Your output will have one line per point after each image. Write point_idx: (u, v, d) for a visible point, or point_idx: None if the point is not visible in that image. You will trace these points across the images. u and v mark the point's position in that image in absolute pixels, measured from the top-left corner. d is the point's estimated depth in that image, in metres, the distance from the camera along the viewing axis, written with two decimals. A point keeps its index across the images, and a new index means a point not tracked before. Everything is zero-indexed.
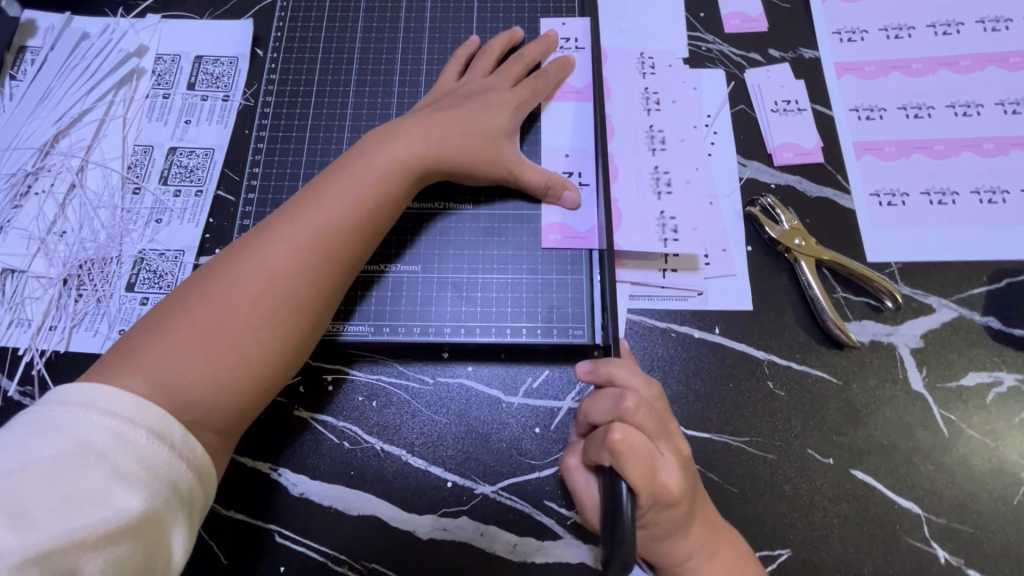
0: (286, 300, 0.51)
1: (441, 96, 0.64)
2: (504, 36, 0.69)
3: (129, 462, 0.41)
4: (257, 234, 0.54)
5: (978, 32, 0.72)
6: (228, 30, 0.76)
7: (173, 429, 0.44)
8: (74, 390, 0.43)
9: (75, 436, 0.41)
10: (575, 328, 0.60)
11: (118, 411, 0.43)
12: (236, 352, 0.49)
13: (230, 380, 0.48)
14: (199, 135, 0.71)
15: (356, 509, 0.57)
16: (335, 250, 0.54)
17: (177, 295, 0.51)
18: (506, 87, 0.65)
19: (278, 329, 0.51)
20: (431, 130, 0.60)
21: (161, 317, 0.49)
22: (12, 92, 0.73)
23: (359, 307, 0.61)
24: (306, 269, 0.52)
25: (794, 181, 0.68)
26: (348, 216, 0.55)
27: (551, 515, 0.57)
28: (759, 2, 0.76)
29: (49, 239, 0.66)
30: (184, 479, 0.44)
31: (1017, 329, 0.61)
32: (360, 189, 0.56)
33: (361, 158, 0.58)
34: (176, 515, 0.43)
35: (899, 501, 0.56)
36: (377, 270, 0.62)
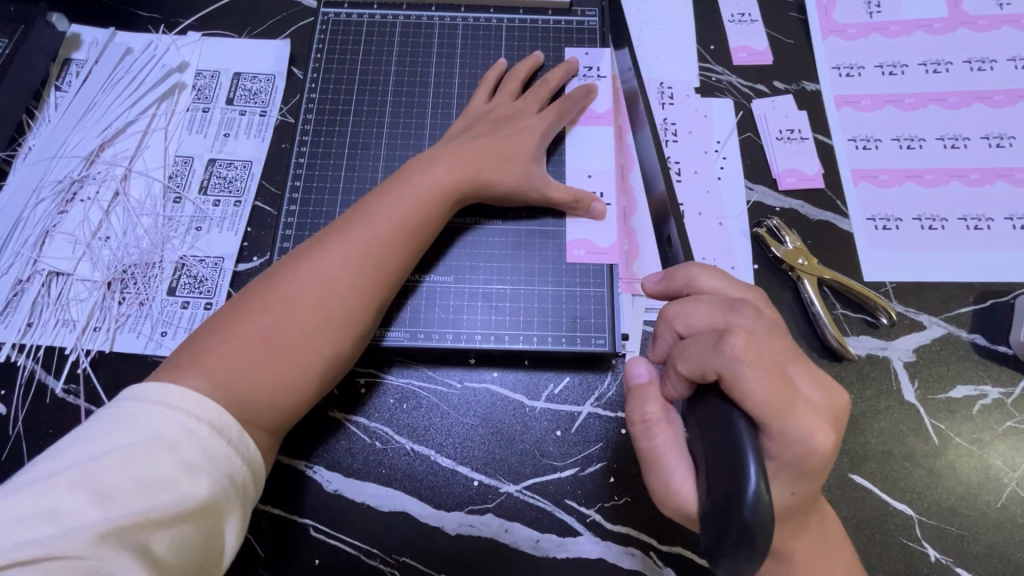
0: (339, 311, 0.55)
1: (475, 119, 0.69)
2: (532, 62, 0.73)
3: (195, 452, 0.45)
4: (312, 248, 0.58)
5: (966, 71, 0.78)
6: (266, 49, 0.80)
7: (230, 425, 0.48)
8: (144, 387, 0.47)
9: (147, 427, 0.45)
10: (597, 337, 0.64)
11: (184, 406, 0.46)
12: (294, 356, 0.53)
13: (285, 384, 0.52)
14: (238, 147, 0.75)
15: (387, 506, 0.61)
16: (383, 266, 0.58)
17: (237, 301, 0.55)
18: (533, 112, 0.70)
19: (329, 337, 0.54)
20: (470, 153, 0.64)
21: (222, 321, 0.53)
22: (58, 103, 0.76)
23: (396, 315, 0.65)
24: (356, 283, 0.56)
25: (798, 205, 0.73)
26: (395, 235, 0.59)
27: (572, 513, 0.60)
28: (765, 37, 0.81)
29: (93, 244, 0.69)
30: (239, 472, 0.47)
31: (1001, 346, 0.66)
32: (406, 210, 0.60)
33: (408, 180, 0.62)
34: (232, 504, 0.46)
35: (893, 503, 0.61)
36: (415, 280, 0.66)
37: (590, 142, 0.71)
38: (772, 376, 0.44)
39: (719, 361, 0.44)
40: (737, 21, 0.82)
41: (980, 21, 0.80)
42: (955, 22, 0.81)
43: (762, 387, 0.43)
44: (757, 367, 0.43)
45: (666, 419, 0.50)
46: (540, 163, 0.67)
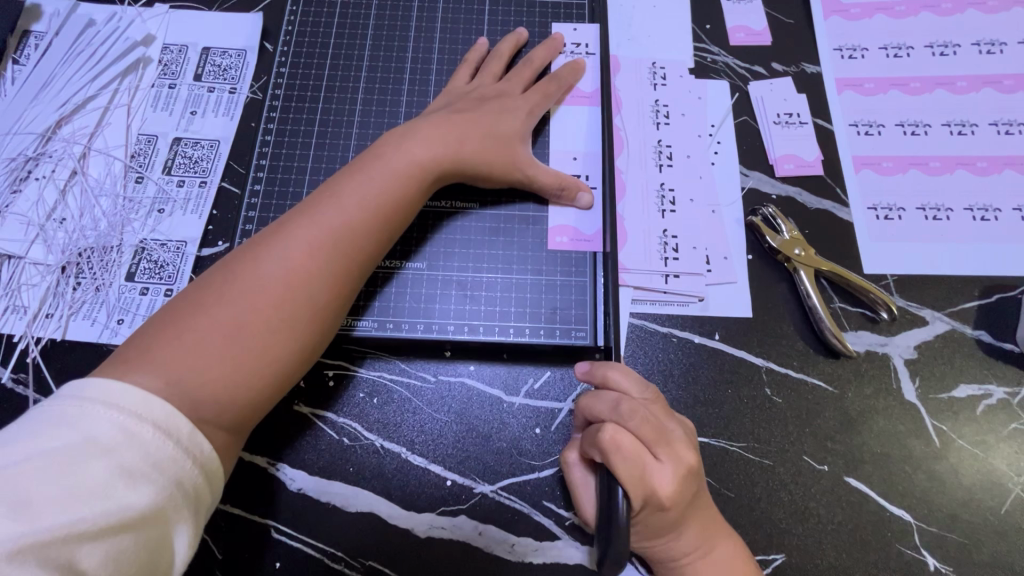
0: (303, 301, 0.51)
1: (455, 97, 0.65)
2: (513, 39, 0.70)
3: (136, 456, 0.41)
4: (273, 234, 0.54)
5: (974, 54, 0.74)
6: (236, 23, 0.75)
7: (181, 426, 0.44)
8: (83, 384, 0.43)
9: (83, 429, 0.41)
10: (578, 329, 0.60)
11: (126, 406, 0.43)
12: (254, 351, 0.49)
13: (246, 380, 0.49)
14: (205, 126, 0.71)
15: (354, 506, 0.57)
16: (353, 253, 0.54)
17: (192, 292, 0.51)
18: (517, 92, 0.66)
19: (294, 330, 0.51)
20: (450, 132, 0.60)
21: (175, 314, 0.49)
22: (15, 76, 0.72)
23: (367, 304, 0.61)
24: (324, 271, 0.53)
25: (795, 193, 0.69)
26: (366, 220, 0.55)
27: (549, 515, 0.57)
28: (763, 16, 0.77)
29: (48, 226, 0.65)
30: (189, 476, 0.44)
31: (1007, 343, 0.63)
32: (378, 192, 0.56)
33: (379, 159, 0.58)
34: (181, 511, 0.43)
35: (891, 509, 0.57)
36: (392, 266, 0.62)
37: (575, 124, 0.67)
38: (635, 458, 0.48)
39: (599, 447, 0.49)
40: None
41: (990, 2, 0.76)
42: (964, 3, 0.77)
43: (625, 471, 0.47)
44: (621, 454, 0.48)
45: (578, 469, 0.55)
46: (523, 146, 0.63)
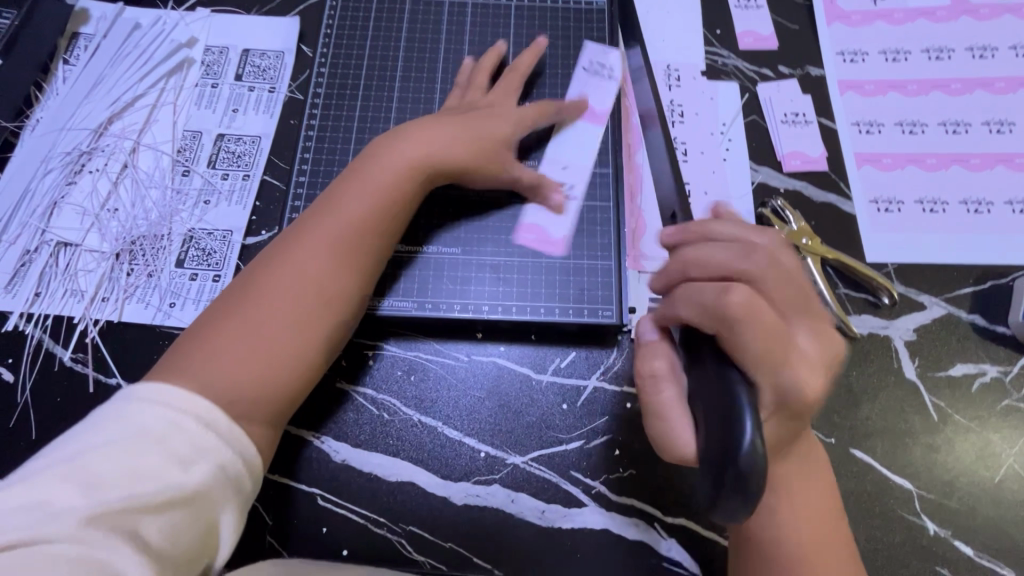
0: (320, 301, 0.56)
1: (447, 108, 0.68)
2: (495, 52, 0.72)
3: (182, 443, 0.45)
4: (282, 244, 0.57)
5: (967, 58, 0.79)
6: (274, 26, 0.80)
7: (219, 419, 0.47)
8: (135, 386, 0.48)
9: (136, 421, 0.45)
10: (603, 311, 0.65)
11: (170, 401, 0.47)
12: (280, 350, 0.53)
13: (276, 378, 0.53)
14: (247, 123, 0.75)
15: (395, 476, 0.61)
16: (357, 253, 0.58)
17: (215, 305, 0.55)
18: (505, 100, 0.69)
19: (315, 328, 0.55)
20: (432, 135, 0.62)
21: (202, 327, 0.53)
22: (66, 76, 0.76)
23: (391, 285, 0.65)
24: (331, 274, 0.57)
25: (802, 187, 0.74)
26: (366, 225, 0.59)
27: (577, 484, 0.61)
28: (771, 22, 0.82)
29: (102, 216, 0.69)
30: (231, 461, 0.47)
31: (999, 326, 0.68)
32: (372, 197, 0.59)
33: (373, 163, 0.61)
34: (225, 493, 0.47)
35: (893, 478, 0.62)
36: (414, 251, 0.66)
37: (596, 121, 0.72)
38: (772, 332, 0.43)
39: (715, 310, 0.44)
40: (744, 6, 0.83)
41: (982, 10, 0.82)
42: (958, 10, 0.82)
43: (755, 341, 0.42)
44: (755, 315, 0.43)
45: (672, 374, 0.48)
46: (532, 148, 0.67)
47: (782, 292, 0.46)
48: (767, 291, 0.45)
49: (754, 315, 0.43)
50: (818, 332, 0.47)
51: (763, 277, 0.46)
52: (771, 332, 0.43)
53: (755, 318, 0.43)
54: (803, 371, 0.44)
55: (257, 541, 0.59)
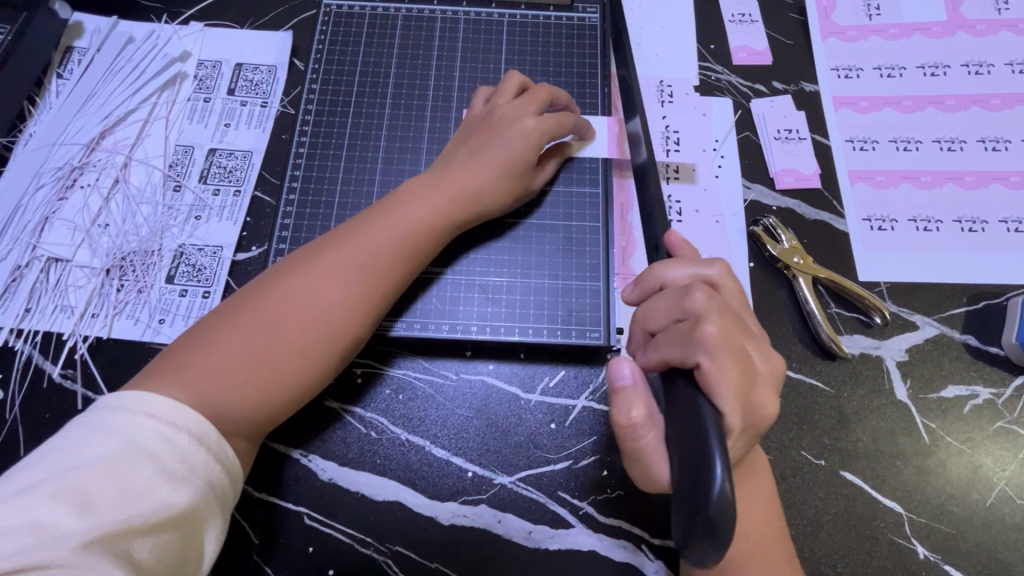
0: (325, 331, 0.55)
1: (471, 129, 0.67)
2: (516, 76, 0.69)
3: (175, 461, 0.46)
4: (304, 262, 0.57)
5: (963, 74, 0.79)
6: (267, 41, 0.80)
7: (210, 434, 0.49)
8: (122, 396, 0.48)
9: (128, 436, 0.45)
10: (591, 331, 0.64)
11: (163, 416, 0.47)
12: (275, 371, 0.53)
13: (266, 400, 0.53)
14: (238, 137, 0.75)
15: (381, 495, 0.61)
16: (377, 287, 0.58)
17: (221, 312, 0.55)
18: (530, 113, 0.65)
19: (316, 356, 0.55)
20: (468, 173, 0.63)
21: (203, 332, 0.54)
22: (59, 90, 0.77)
23: (408, 306, 0.65)
24: (348, 305, 0.56)
25: (794, 204, 0.73)
26: (390, 257, 0.58)
27: (564, 505, 0.61)
28: (765, 37, 0.82)
29: (92, 231, 0.70)
30: (218, 479, 0.49)
31: (993, 347, 0.67)
32: (406, 231, 0.59)
33: (407, 198, 0.61)
34: (212, 511, 0.48)
35: (883, 501, 0.61)
36: (436, 271, 0.66)
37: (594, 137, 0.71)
38: (741, 361, 0.45)
39: (692, 345, 0.45)
40: (738, 21, 0.83)
41: (978, 26, 0.81)
42: (954, 26, 0.81)
43: (731, 372, 0.44)
44: (728, 347, 0.44)
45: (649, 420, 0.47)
46: (546, 169, 0.68)
47: (740, 320, 0.49)
48: (732, 317, 0.47)
49: (727, 343, 0.45)
50: (769, 356, 0.50)
51: (729, 306, 0.48)
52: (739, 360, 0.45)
53: (727, 347, 0.44)
54: (762, 395, 0.47)
55: (243, 560, 0.59)
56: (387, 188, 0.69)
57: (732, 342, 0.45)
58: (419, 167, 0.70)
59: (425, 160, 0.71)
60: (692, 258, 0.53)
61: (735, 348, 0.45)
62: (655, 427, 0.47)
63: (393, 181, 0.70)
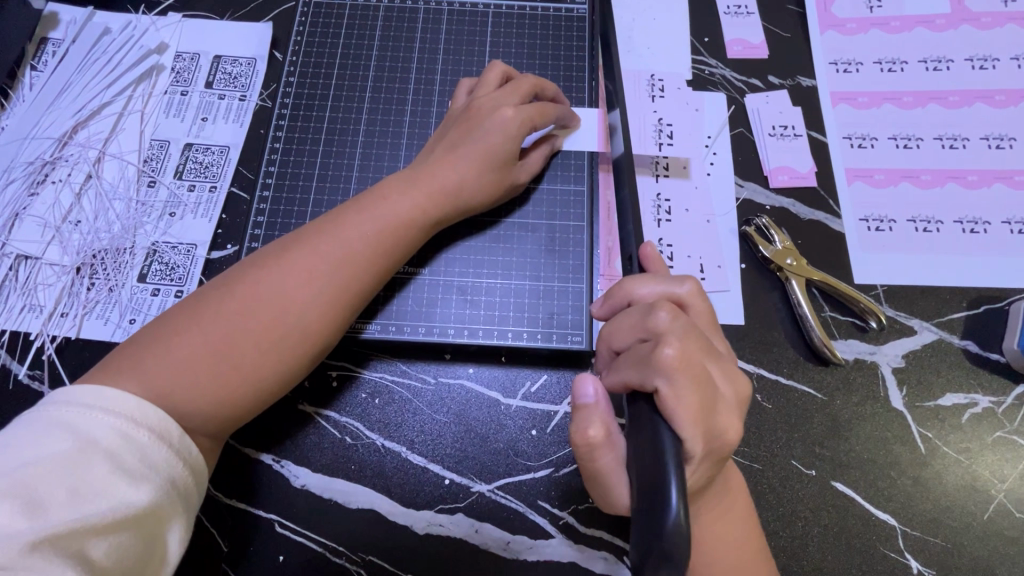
0: (295, 330, 0.53)
1: (452, 122, 0.65)
2: (499, 66, 0.67)
3: (133, 457, 0.44)
4: (275, 256, 0.55)
5: (967, 69, 0.76)
6: (247, 32, 0.78)
7: (172, 430, 0.47)
8: (79, 391, 0.46)
9: (83, 432, 0.43)
10: (574, 335, 0.62)
11: (121, 411, 0.45)
12: (242, 370, 0.51)
13: (231, 398, 0.51)
14: (215, 132, 0.73)
15: (355, 503, 0.59)
16: (351, 285, 0.56)
17: (188, 305, 0.53)
18: (511, 104, 0.63)
19: (284, 355, 0.53)
20: (450, 167, 0.61)
21: (168, 327, 0.52)
22: (33, 82, 0.75)
23: (382, 307, 0.63)
24: (318, 303, 0.54)
25: (788, 204, 0.71)
26: (365, 255, 0.56)
27: (544, 515, 0.59)
28: (761, 30, 0.79)
29: (63, 228, 0.68)
30: (181, 476, 0.47)
31: (993, 353, 0.64)
32: (383, 228, 0.57)
33: (387, 193, 0.59)
34: (175, 510, 0.46)
35: (875, 513, 0.59)
36: (412, 271, 0.64)
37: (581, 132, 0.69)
38: (702, 384, 0.44)
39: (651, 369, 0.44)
40: (733, 13, 0.80)
41: (983, 18, 0.78)
42: (958, 18, 0.78)
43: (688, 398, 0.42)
44: (687, 373, 0.43)
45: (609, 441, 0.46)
46: (531, 163, 0.65)
47: (707, 341, 0.47)
48: (697, 339, 0.46)
49: (687, 366, 0.43)
50: (735, 379, 0.48)
51: (695, 327, 0.46)
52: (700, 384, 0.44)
53: (687, 371, 0.43)
54: (723, 421, 0.46)
55: (212, 569, 0.57)
56: (364, 185, 0.67)
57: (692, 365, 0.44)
58: (399, 163, 0.68)
59: (405, 157, 0.68)
60: (663, 275, 0.51)
61: (695, 372, 0.44)
62: (616, 446, 0.46)
63: (371, 177, 0.68)
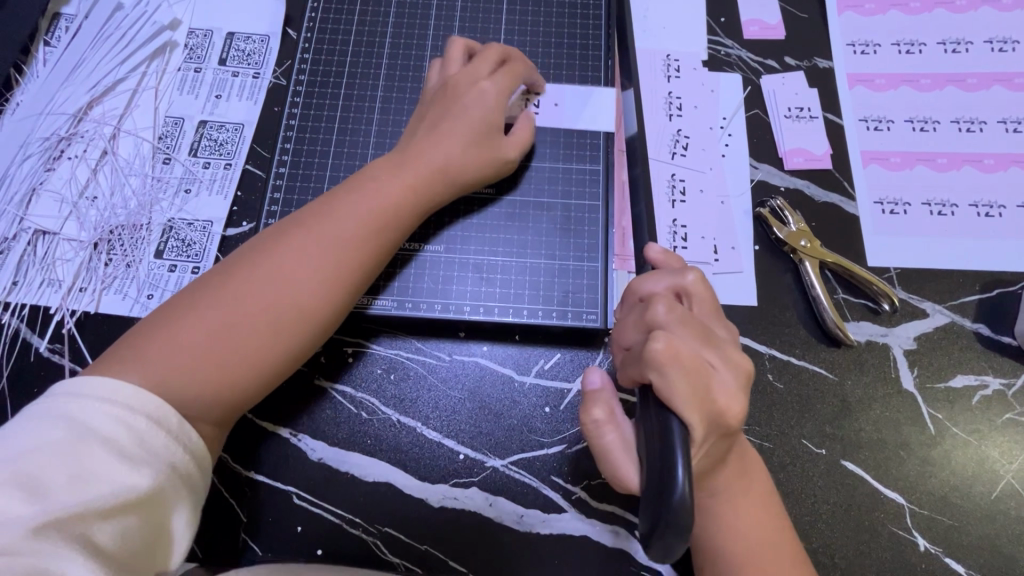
0: (294, 313, 0.54)
1: (429, 99, 0.65)
2: (461, 41, 0.67)
3: (132, 443, 0.44)
4: (270, 243, 0.56)
5: (986, 51, 0.75)
6: (260, 9, 0.77)
7: (170, 415, 0.47)
8: (75, 381, 0.46)
9: (78, 421, 0.44)
10: (588, 313, 0.63)
11: (117, 399, 0.45)
12: (245, 354, 0.52)
13: (235, 382, 0.52)
14: (230, 109, 0.73)
15: (371, 476, 0.60)
16: (349, 268, 0.56)
17: (186, 295, 0.54)
18: (485, 77, 0.64)
19: (287, 338, 0.54)
20: (439, 145, 0.61)
21: (166, 316, 0.52)
22: (46, 58, 0.74)
23: (399, 285, 0.63)
24: (314, 287, 0.54)
25: (803, 186, 0.70)
26: (362, 237, 0.56)
27: (557, 489, 0.60)
28: (778, 10, 0.78)
29: (80, 204, 0.68)
30: (182, 458, 0.47)
31: (1005, 337, 0.65)
32: (375, 212, 0.57)
33: (380, 177, 0.59)
34: (178, 492, 0.46)
35: (884, 491, 0.60)
36: (428, 250, 0.64)
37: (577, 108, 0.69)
38: (695, 369, 0.45)
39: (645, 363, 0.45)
40: None
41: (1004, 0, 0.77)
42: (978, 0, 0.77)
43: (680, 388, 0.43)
44: (676, 364, 0.44)
45: (614, 419, 0.49)
46: (523, 134, 0.65)
47: (701, 329, 0.47)
48: (690, 328, 0.47)
49: (679, 353, 0.45)
50: (735, 360, 0.48)
51: (687, 317, 0.47)
52: (694, 365, 0.45)
53: (679, 359, 0.44)
54: (724, 400, 0.46)
55: (232, 538, 0.58)
56: None
57: (686, 353, 0.45)
58: None
59: None
60: (668, 268, 0.52)
61: (689, 357, 0.45)
62: (620, 427, 0.49)
63: None
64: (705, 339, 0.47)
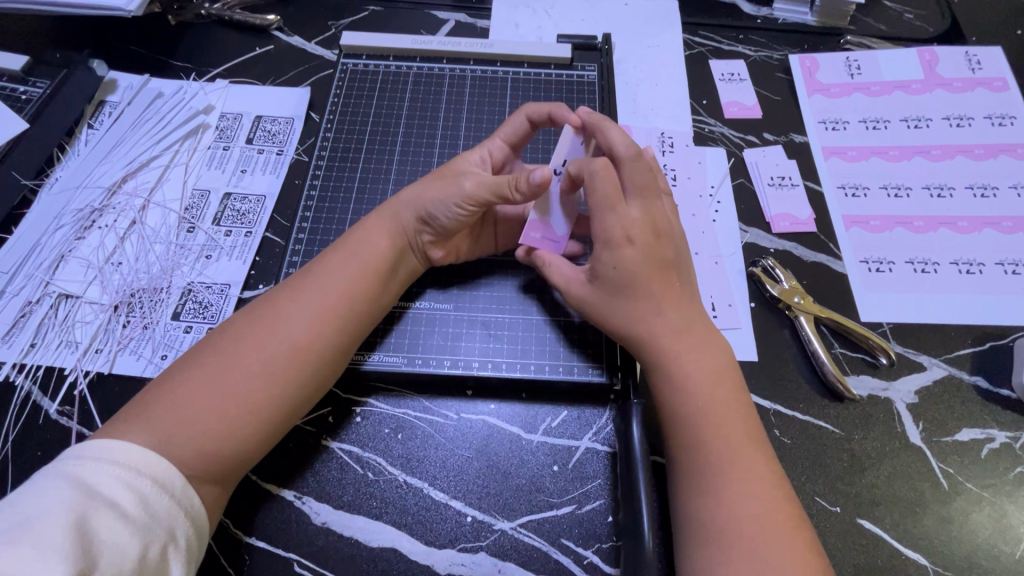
0: (292, 355, 0.54)
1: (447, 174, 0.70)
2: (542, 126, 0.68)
3: (136, 507, 0.44)
4: (269, 298, 0.58)
5: (945, 127, 0.83)
6: (286, 95, 0.85)
7: (173, 479, 0.47)
8: (86, 446, 0.46)
9: (88, 484, 0.44)
10: (594, 367, 0.64)
11: (125, 462, 0.46)
12: (244, 403, 0.52)
13: (236, 433, 0.51)
14: (253, 182, 0.78)
15: (376, 541, 0.58)
16: (344, 312, 0.58)
17: (188, 355, 0.55)
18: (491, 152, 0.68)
19: (286, 384, 0.54)
20: (406, 191, 0.65)
21: (166, 376, 0.53)
22: (88, 139, 0.81)
23: (382, 339, 0.66)
24: (309, 329, 0.55)
25: (791, 247, 0.75)
26: (355, 283, 0.59)
27: (569, 554, 0.58)
28: (754, 94, 0.87)
29: (105, 269, 0.72)
30: (182, 527, 0.47)
31: (1004, 390, 0.66)
32: (368, 258, 0.60)
33: (370, 232, 0.62)
34: (174, 561, 0.45)
35: (906, 552, 0.58)
36: (402, 306, 0.68)
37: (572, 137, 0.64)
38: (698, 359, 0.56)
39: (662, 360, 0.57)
40: (727, 79, 0.88)
41: (954, 83, 0.86)
42: (932, 83, 0.86)
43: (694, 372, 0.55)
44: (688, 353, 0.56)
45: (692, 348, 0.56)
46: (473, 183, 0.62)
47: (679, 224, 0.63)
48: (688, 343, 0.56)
49: (640, 303, 0.57)
50: (705, 362, 0.56)
51: (656, 204, 0.60)
52: (662, 274, 0.58)
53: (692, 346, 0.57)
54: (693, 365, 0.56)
55: None
56: None
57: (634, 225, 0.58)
58: None
59: None
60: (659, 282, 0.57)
61: (654, 267, 0.58)
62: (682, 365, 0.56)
63: None
64: (658, 233, 0.59)
